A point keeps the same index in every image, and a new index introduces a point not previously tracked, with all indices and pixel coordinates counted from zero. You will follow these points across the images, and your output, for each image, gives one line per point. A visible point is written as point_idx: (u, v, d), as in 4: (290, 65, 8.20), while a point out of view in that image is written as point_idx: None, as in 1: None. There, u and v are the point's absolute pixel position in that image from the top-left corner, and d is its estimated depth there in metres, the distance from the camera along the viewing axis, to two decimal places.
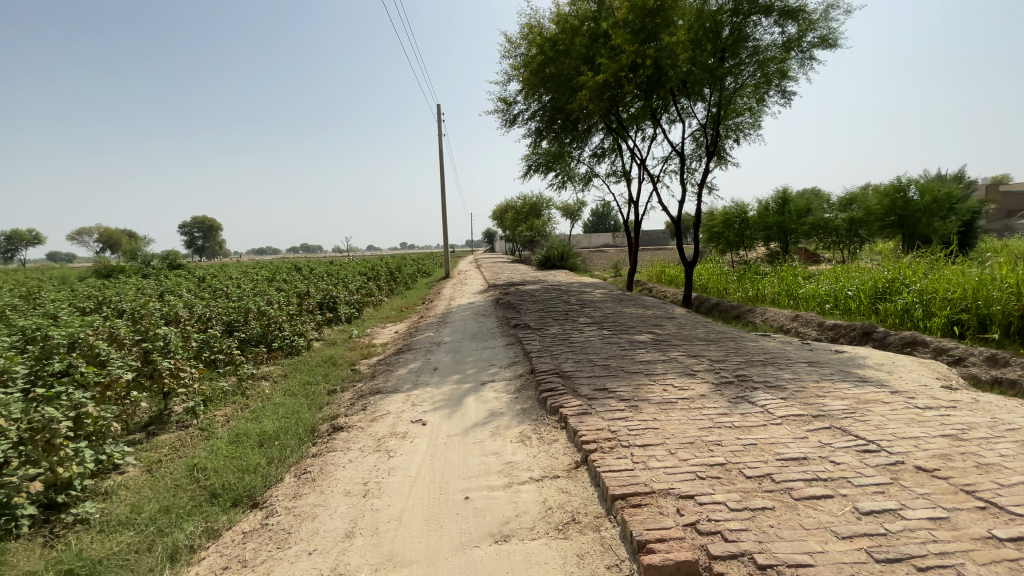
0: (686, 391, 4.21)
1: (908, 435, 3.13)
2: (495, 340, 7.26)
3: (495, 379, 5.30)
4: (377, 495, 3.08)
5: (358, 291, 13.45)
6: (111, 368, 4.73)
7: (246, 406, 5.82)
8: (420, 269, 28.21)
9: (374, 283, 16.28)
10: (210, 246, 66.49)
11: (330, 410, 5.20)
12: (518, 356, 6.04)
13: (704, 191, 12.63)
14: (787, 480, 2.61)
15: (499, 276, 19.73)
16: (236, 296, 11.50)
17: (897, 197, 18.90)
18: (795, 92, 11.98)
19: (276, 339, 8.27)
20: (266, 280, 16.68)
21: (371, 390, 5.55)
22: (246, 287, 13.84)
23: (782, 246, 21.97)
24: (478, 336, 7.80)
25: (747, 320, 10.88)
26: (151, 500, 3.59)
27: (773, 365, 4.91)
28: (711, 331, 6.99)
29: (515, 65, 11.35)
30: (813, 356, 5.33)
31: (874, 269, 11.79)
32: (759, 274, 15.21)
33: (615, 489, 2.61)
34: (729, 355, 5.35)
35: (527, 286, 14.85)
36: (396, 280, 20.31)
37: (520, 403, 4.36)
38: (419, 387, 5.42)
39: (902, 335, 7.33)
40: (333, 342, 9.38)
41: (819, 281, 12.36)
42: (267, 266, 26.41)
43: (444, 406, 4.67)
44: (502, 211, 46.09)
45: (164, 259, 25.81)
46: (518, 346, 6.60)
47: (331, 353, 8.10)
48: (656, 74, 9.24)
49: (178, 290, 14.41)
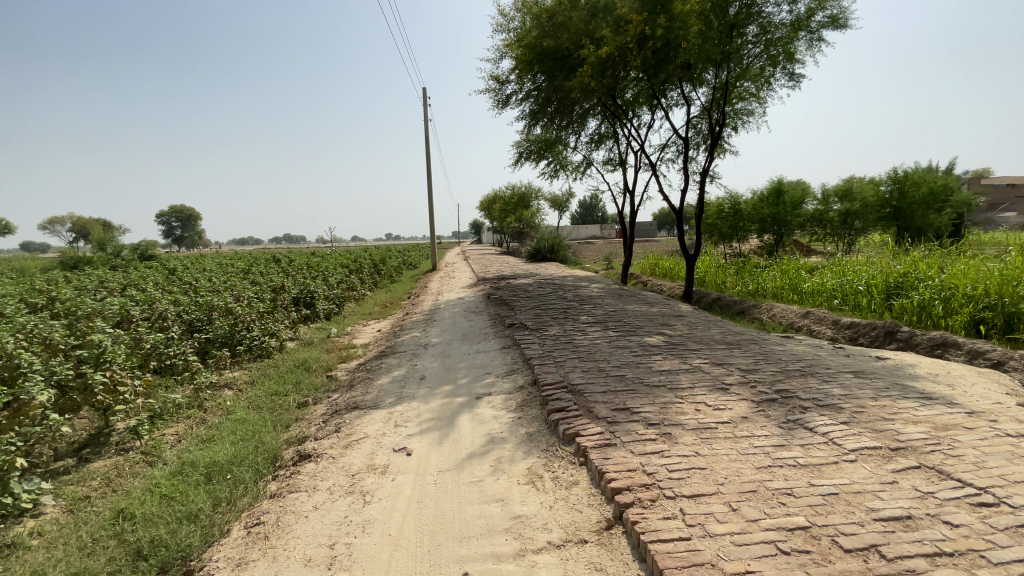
0: (724, 412, 3.52)
1: (1023, 480, 2.55)
2: (488, 342, 6.50)
3: (493, 392, 4.55)
4: (346, 567, 2.33)
5: (337, 285, 12.57)
6: (26, 386, 3.89)
7: (201, 425, 5.00)
8: (405, 261, 27.20)
9: (357, 277, 15.34)
10: (189, 236, 64.44)
11: (298, 431, 4.40)
12: (516, 363, 5.30)
13: (705, 180, 11.97)
14: (903, 558, 1.97)
15: (488, 270, 18.92)
16: (203, 291, 10.58)
17: (894, 187, 18.43)
18: (803, 75, 11.35)
19: (243, 339, 7.45)
20: (241, 273, 15.69)
21: (346, 404, 4.76)
22: (219, 281, 12.90)
23: (776, 238, 21.37)
24: (469, 337, 7.05)
25: (752, 316, 10.27)
26: (57, 562, 2.79)
27: (814, 376, 4.26)
28: (728, 331, 6.34)
29: (507, 41, 10.50)
30: (853, 363, 4.71)
31: (882, 262, 11.27)
32: (758, 268, 14.66)
33: (673, 572, 1.89)
34: (761, 363, 4.68)
35: (519, 280, 14.06)
36: (380, 274, 19.36)
37: (525, 425, 3.63)
38: (403, 401, 4.63)
39: (931, 336, 6.77)
40: (310, 342, 8.55)
41: (824, 275, 11.81)
42: (245, 257, 25.26)
43: (433, 427, 3.91)
44: (490, 201, 45.10)
45: (135, 250, 24.47)
46: (515, 350, 5.86)
47: (305, 356, 7.27)
48: (664, 49, 8.48)
49: (143, 284, 13.38)
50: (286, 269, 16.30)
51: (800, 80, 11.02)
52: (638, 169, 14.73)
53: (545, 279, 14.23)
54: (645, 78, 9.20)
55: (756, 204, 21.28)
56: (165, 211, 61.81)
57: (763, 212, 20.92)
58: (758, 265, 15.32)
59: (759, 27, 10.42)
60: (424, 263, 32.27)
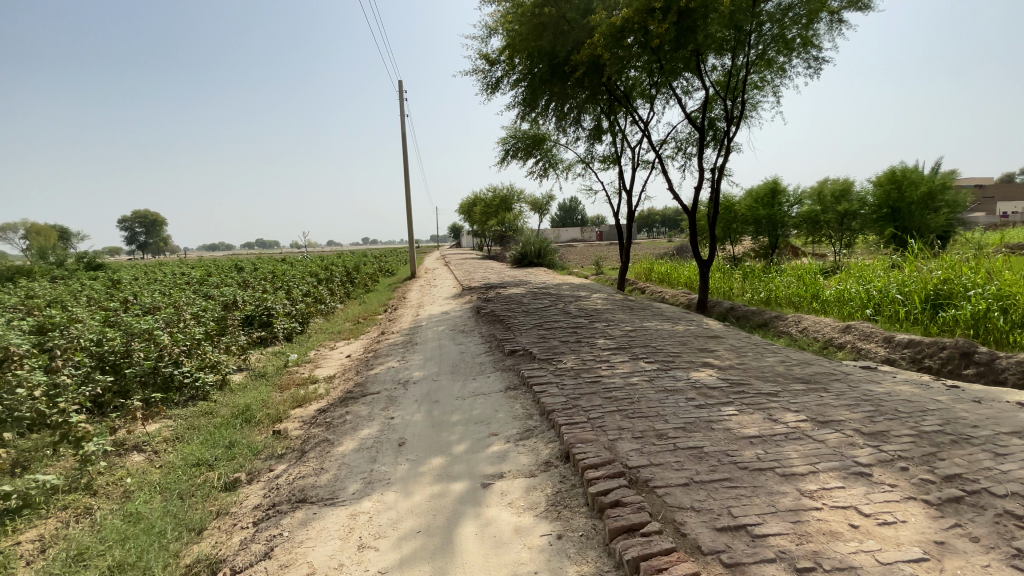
0: (903, 535, 2.18)
1: None
2: (487, 378, 5.04)
3: (506, 475, 3.09)
4: None
5: (302, 300, 10.92)
6: None
7: (81, 526, 3.45)
8: (382, 268, 25.51)
9: (326, 288, 13.68)
10: (153, 242, 61.36)
11: (213, 546, 2.88)
12: (533, 418, 3.83)
13: (720, 178, 10.63)
14: None
15: (472, 278, 17.44)
16: (137, 312, 8.84)
17: (892, 186, 17.51)
18: (827, 61, 10.04)
19: (171, 377, 5.85)
20: (193, 285, 13.86)
21: (290, 494, 3.24)
22: (164, 297, 11.12)
23: (770, 240, 20.27)
24: (461, 369, 5.58)
25: (778, 330, 9.06)
26: None
27: (976, 448, 2.97)
28: (791, 361, 5.05)
29: (497, 14, 9.21)
30: (1001, 417, 3.45)
31: (910, 266, 10.16)
32: (766, 274, 13.51)
33: None
34: (878, 420, 3.38)
35: (509, 289, 12.61)
36: (354, 283, 17.71)
37: (576, 561, 2.19)
38: (373, 487, 3.14)
39: (1022, 360, 5.57)
40: (262, 374, 6.93)
41: (847, 282, 10.66)
42: (207, 265, 23.22)
43: (419, 552, 2.43)
44: (469, 204, 43.52)
45: (80, 258, 22.28)
46: (524, 392, 4.41)
47: (250, 398, 5.69)
48: (686, 15, 7.18)
49: (74, 300, 11.52)
50: (247, 279, 14.52)
51: (824, 63, 9.78)
52: (636, 166, 13.51)
53: (538, 288, 12.81)
54: (659, 55, 7.95)
55: (750, 204, 20.22)
56: (128, 215, 58.51)
57: (758, 213, 19.83)
58: (764, 271, 14.17)
59: (781, 3, 9.13)
60: (402, 268, 30.58)
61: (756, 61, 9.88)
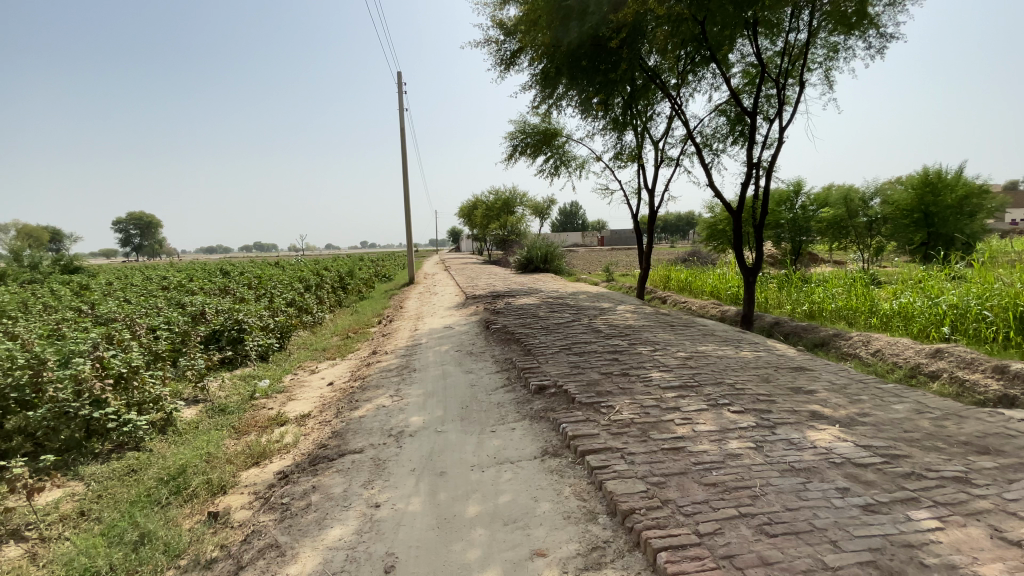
0: None
1: None
2: (512, 435, 3.62)
3: None
4: None
5: (284, 310, 9.50)
6: None
7: None
8: (379, 274, 24.04)
9: (314, 296, 12.24)
10: (150, 244, 60.05)
11: None
12: (598, 521, 2.43)
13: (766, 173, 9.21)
14: None
15: (477, 285, 16.01)
16: (83, 325, 7.42)
17: (926, 189, 15.56)
18: (895, 37, 8.62)
19: (93, 419, 4.42)
20: (168, 292, 12.38)
21: None
22: (126, 305, 9.66)
23: (793, 247, 18.99)
24: (474, 415, 4.16)
25: (843, 352, 7.63)
26: None
27: None
28: (935, 414, 3.65)
29: None
30: None
31: (985, 276, 8.72)
32: (806, 284, 12.10)
33: None
34: None
35: (520, 299, 11.17)
36: (347, 290, 16.23)
37: None
38: None
39: None
40: (221, 410, 5.49)
41: (908, 294, 9.21)
42: (193, 269, 21.66)
43: None
44: (470, 208, 42.05)
45: (57, 262, 20.77)
46: (572, 467, 2.99)
47: (194, 449, 4.27)
48: None
49: (24, 309, 10.04)
50: (228, 285, 13.10)
51: (891, 42, 8.43)
52: (659, 162, 12.16)
53: (552, 297, 11.39)
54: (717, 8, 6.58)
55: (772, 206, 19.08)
56: (125, 218, 57.51)
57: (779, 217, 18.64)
58: (802, 279, 12.75)
59: None
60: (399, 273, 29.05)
61: (814, 36, 8.49)
